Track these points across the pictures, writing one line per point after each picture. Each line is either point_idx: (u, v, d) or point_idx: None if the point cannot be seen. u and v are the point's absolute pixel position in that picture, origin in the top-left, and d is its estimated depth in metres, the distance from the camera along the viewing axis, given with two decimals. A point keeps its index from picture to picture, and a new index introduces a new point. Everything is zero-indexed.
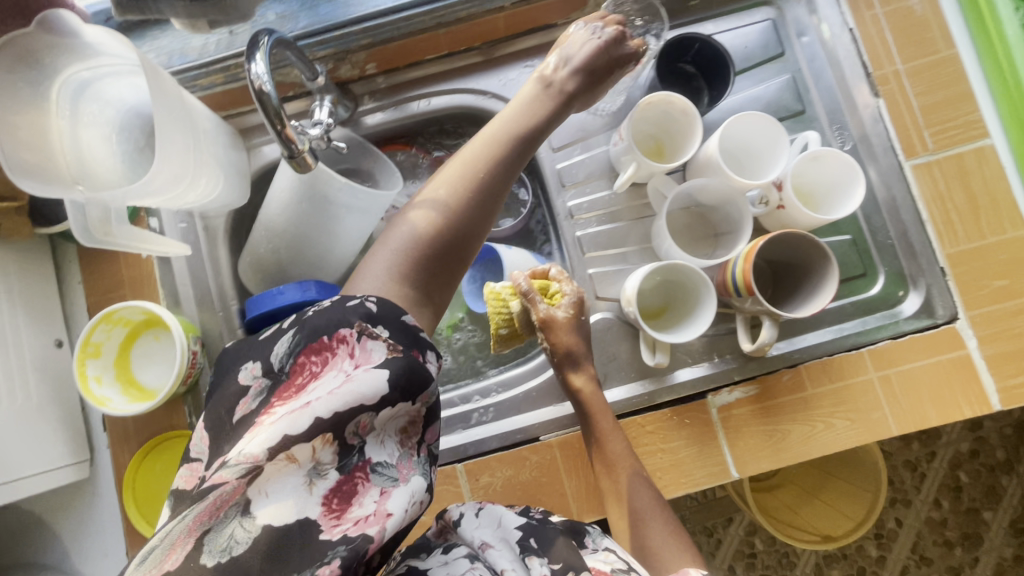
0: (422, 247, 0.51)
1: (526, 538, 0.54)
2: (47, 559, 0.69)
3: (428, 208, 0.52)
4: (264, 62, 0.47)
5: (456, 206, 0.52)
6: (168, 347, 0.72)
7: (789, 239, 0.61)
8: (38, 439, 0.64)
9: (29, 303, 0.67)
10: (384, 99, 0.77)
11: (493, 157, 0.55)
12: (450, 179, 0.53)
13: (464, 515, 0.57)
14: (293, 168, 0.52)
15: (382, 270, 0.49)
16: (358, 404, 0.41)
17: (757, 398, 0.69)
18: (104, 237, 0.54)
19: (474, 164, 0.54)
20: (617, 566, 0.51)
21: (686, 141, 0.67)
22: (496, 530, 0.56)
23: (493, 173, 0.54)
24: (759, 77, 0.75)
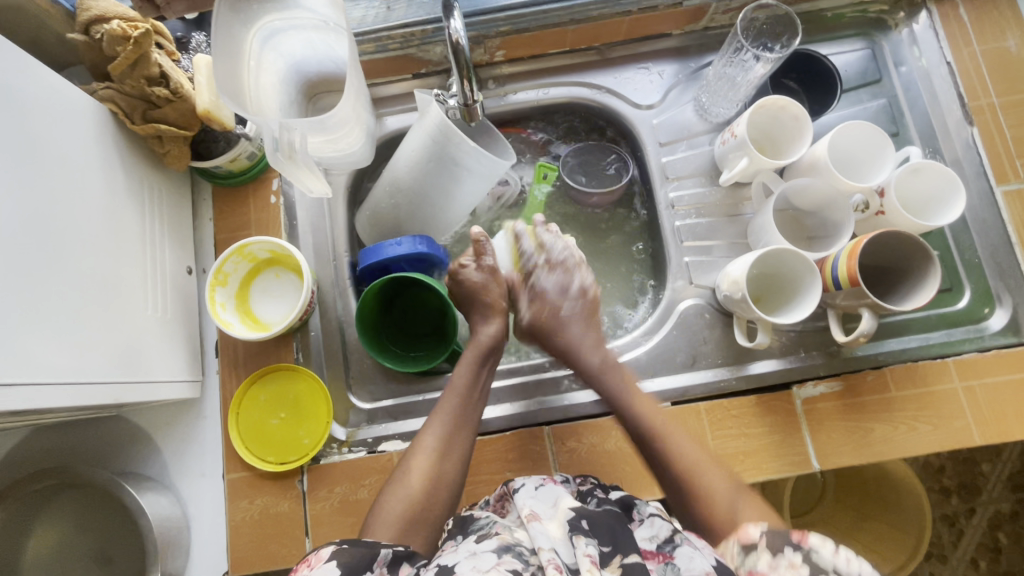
0: (408, 514, 0.57)
1: (577, 519, 0.51)
2: (146, 472, 0.72)
3: (428, 434, 0.63)
4: (461, 21, 0.59)
5: (421, 482, 0.60)
6: (288, 285, 0.77)
7: (894, 239, 0.65)
8: (170, 351, 0.69)
9: (172, 227, 0.73)
10: (504, 84, 0.83)
11: (448, 418, 0.65)
12: (427, 448, 0.62)
13: (523, 487, 0.57)
14: (464, 114, 0.69)
15: (383, 522, 0.57)
16: None
17: (842, 394, 0.71)
18: (287, 160, 0.61)
19: (436, 430, 0.64)
20: (662, 535, 0.51)
21: (794, 145, 0.72)
22: (549, 506, 0.54)
23: (448, 430, 0.64)
24: (857, 99, 0.80)
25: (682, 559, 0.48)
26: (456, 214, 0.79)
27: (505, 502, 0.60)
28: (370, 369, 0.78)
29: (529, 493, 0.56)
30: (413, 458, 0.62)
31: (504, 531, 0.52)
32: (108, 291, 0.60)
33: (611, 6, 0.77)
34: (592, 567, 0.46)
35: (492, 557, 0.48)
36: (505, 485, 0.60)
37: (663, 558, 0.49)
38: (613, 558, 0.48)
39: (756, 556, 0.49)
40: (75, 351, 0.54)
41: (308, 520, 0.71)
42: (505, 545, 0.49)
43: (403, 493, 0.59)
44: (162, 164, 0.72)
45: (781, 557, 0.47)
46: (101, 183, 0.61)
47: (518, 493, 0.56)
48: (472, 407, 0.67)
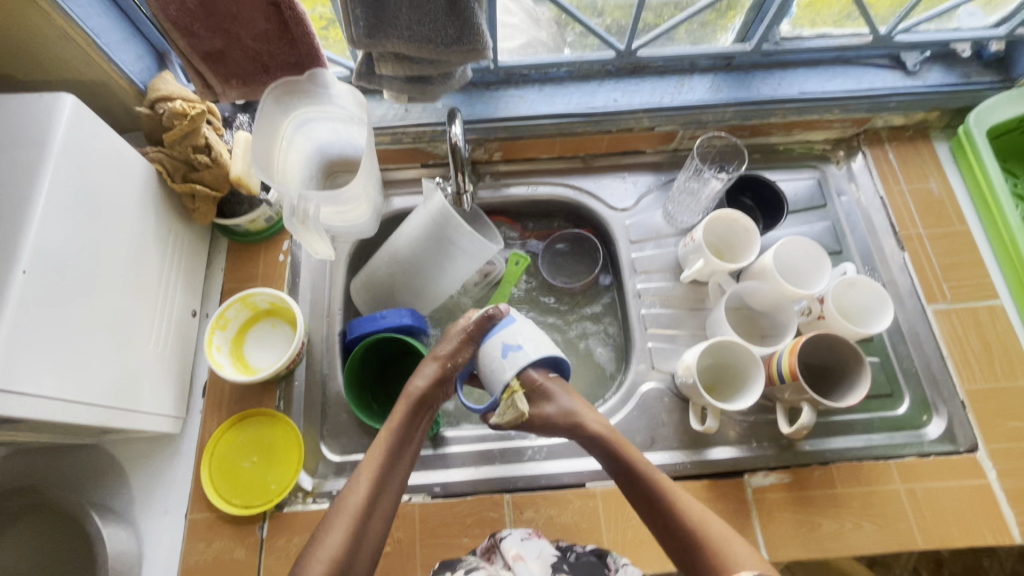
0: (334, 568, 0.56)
1: (561, 563, 0.58)
2: (111, 504, 0.74)
3: (363, 483, 0.62)
4: (461, 128, 0.72)
5: (350, 535, 0.58)
6: (281, 336, 0.83)
7: (827, 340, 0.72)
8: (161, 385, 0.73)
9: (186, 273, 0.81)
10: (499, 179, 0.96)
11: (382, 469, 0.63)
12: (352, 505, 0.60)
13: (510, 536, 0.62)
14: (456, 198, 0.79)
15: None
16: None
17: (790, 485, 0.75)
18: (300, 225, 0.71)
19: (370, 481, 0.62)
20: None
21: (746, 252, 0.82)
22: (536, 554, 0.59)
23: (382, 482, 0.62)
24: (804, 219, 0.91)
25: None
26: (443, 286, 0.88)
27: (491, 554, 0.63)
28: (344, 423, 0.82)
29: (515, 541, 0.61)
30: (336, 515, 0.59)
31: (490, 570, 0.58)
32: (115, 324, 0.65)
33: (593, 125, 0.89)
34: None
35: None
36: (493, 537, 0.64)
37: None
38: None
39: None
40: (73, 377, 0.58)
41: (262, 568, 0.71)
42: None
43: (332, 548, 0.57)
44: (190, 218, 0.81)
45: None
46: (133, 229, 0.69)
47: (506, 540, 0.61)
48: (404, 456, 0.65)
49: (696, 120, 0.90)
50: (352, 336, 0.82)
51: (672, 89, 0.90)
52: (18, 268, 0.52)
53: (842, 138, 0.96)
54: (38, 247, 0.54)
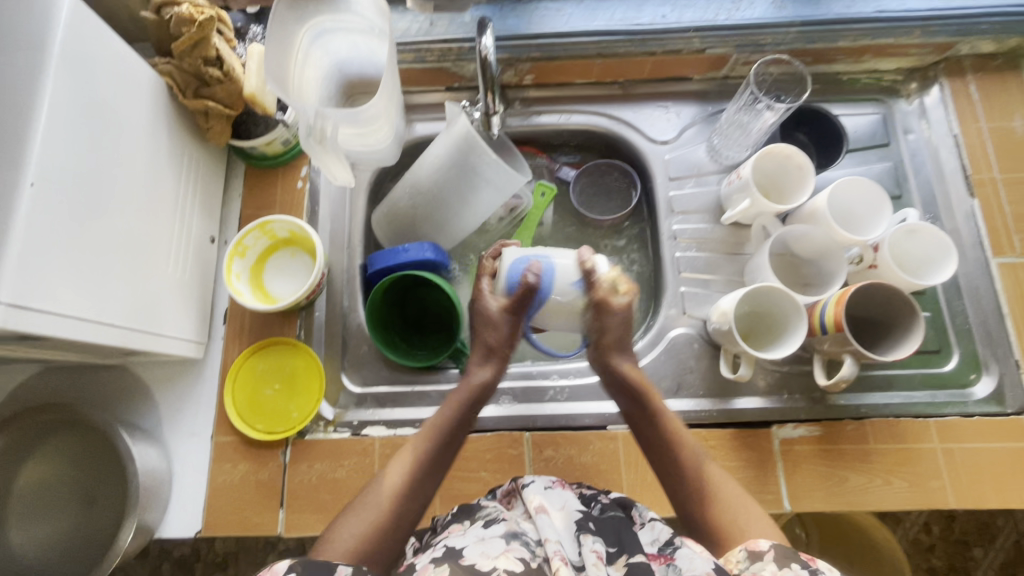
0: (361, 545, 0.53)
1: (585, 520, 0.56)
2: (140, 423, 0.75)
3: (403, 464, 0.59)
4: (491, 39, 0.65)
5: (382, 515, 0.55)
6: (301, 265, 0.81)
7: (879, 293, 0.67)
8: (182, 310, 0.72)
9: (203, 197, 0.78)
10: (530, 106, 0.88)
11: (425, 452, 0.60)
12: (393, 485, 0.57)
13: (532, 484, 0.59)
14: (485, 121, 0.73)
15: (335, 544, 0.53)
16: None
17: (820, 439, 0.72)
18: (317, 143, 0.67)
19: (411, 462, 0.59)
20: (663, 537, 0.54)
21: (797, 193, 0.75)
22: (557, 505, 0.57)
23: (424, 466, 0.60)
24: (864, 159, 0.83)
25: (683, 560, 0.51)
26: (468, 220, 0.83)
27: (512, 497, 0.62)
28: (365, 355, 0.81)
29: (538, 490, 0.58)
30: (375, 492, 0.57)
31: (512, 520, 0.56)
32: (132, 247, 0.63)
33: (637, 45, 0.81)
34: (598, 561, 0.51)
35: (501, 543, 0.52)
36: (514, 481, 0.62)
37: (665, 559, 0.52)
38: (618, 557, 0.52)
39: (761, 565, 0.49)
40: (92, 298, 0.57)
41: (285, 491, 0.73)
42: (512, 532, 0.54)
43: (362, 525, 0.54)
44: (204, 138, 0.77)
45: (787, 571, 0.48)
46: (144, 147, 0.65)
47: (528, 488, 0.59)
48: (452, 444, 0.62)
49: (754, 42, 0.80)
50: (372, 270, 0.79)
51: (729, 4, 0.81)
52: (26, 180, 0.50)
53: (918, 66, 0.85)
54: (44, 159, 0.51)
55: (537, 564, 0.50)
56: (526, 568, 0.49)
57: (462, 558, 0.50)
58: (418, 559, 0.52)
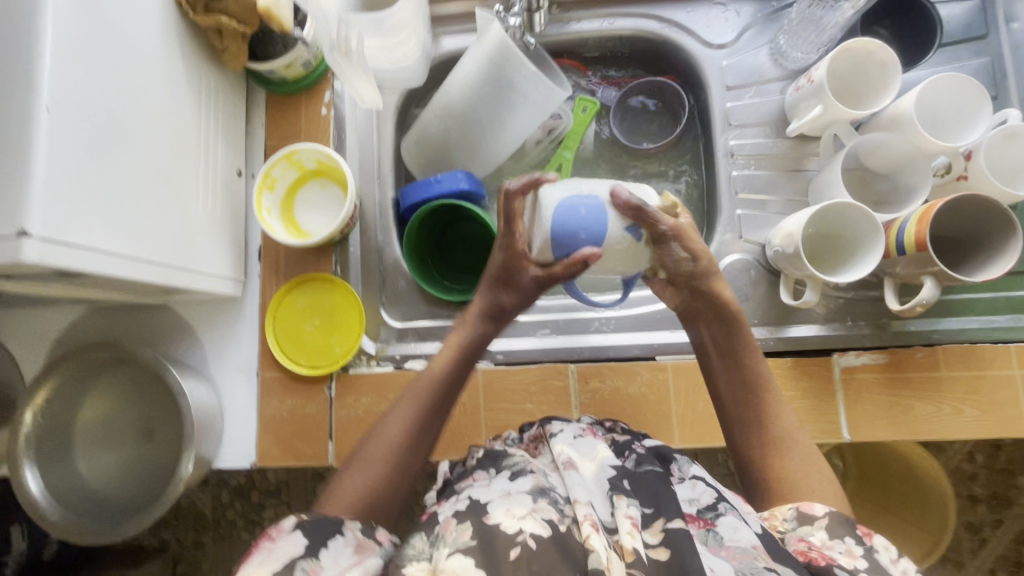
0: (372, 497, 0.51)
1: (619, 478, 0.48)
2: (187, 360, 0.76)
3: (404, 411, 0.56)
4: None
5: (388, 464, 0.53)
6: (332, 198, 0.77)
7: (965, 204, 0.60)
8: (216, 248, 0.71)
9: (226, 128, 0.74)
10: (568, 11, 0.79)
11: (425, 398, 0.57)
12: (393, 435, 0.55)
13: (561, 433, 0.55)
14: (523, 26, 0.73)
15: (352, 497, 0.51)
16: (292, 560, 0.43)
17: (886, 367, 0.68)
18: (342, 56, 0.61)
19: (414, 410, 0.56)
20: (704, 500, 0.48)
21: (878, 96, 0.66)
22: (590, 458, 0.51)
23: (426, 412, 0.57)
24: (955, 56, 0.72)
25: (726, 528, 0.45)
26: (504, 144, 0.78)
27: (540, 442, 0.58)
28: (403, 290, 0.79)
29: (567, 440, 0.54)
30: (376, 442, 0.55)
31: (539, 472, 0.50)
32: (158, 180, 0.60)
33: None
34: (634, 529, 0.44)
35: (527, 500, 0.46)
36: (542, 427, 0.59)
37: (705, 523, 0.46)
38: (654, 521, 0.45)
39: (810, 530, 0.46)
40: (125, 234, 0.55)
41: (333, 423, 0.74)
42: (540, 488, 0.48)
43: (370, 476, 0.52)
44: (221, 62, 0.72)
45: (839, 542, 0.45)
46: (161, 73, 0.61)
47: (556, 438, 0.54)
48: (452, 390, 0.59)
49: None
50: (407, 202, 0.75)
51: None
52: (41, 105, 0.46)
53: None
54: (55, 82, 0.47)
55: (566, 527, 0.44)
56: (554, 534, 0.43)
57: (488, 516, 0.45)
58: (440, 510, 0.48)
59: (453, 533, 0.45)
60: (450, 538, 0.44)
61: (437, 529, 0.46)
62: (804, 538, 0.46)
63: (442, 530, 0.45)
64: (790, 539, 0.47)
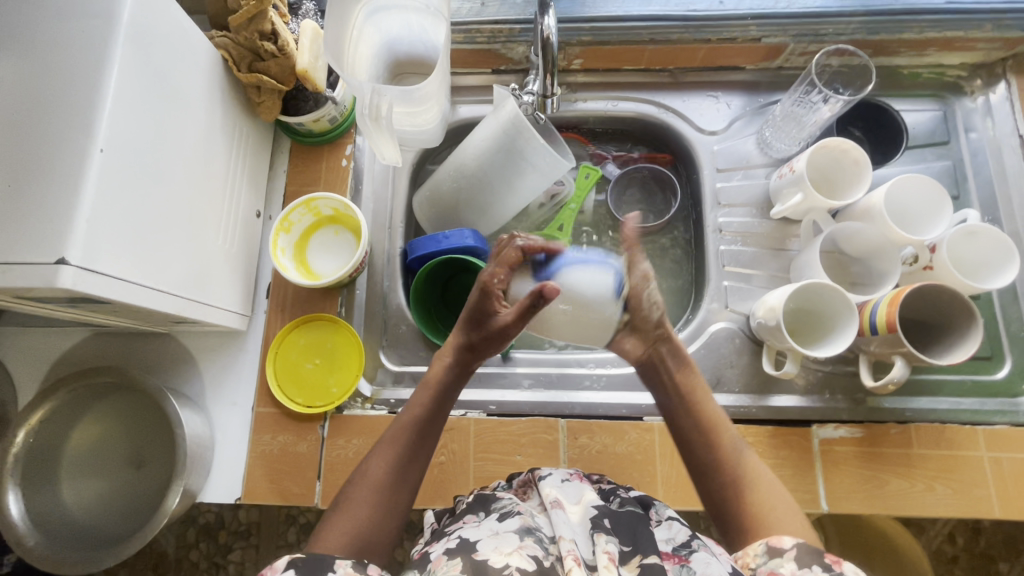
0: (362, 529, 0.53)
1: (600, 518, 0.50)
2: (185, 390, 0.77)
3: (386, 451, 0.58)
4: (554, 18, 0.65)
5: (375, 500, 0.54)
6: (344, 243, 0.81)
7: (923, 293, 0.65)
8: (229, 283, 0.74)
9: (252, 172, 0.79)
10: (576, 91, 0.87)
11: (409, 435, 0.59)
12: (375, 475, 0.56)
13: (549, 476, 0.57)
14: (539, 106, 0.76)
15: (341, 532, 0.52)
16: None
17: (862, 441, 0.71)
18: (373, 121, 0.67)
19: (397, 448, 0.58)
20: (679, 539, 0.51)
21: (853, 188, 0.73)
22: (574, 499, 0.53)
23: (411, 450, 0.58)
24: (921, 157, 0.80)
25: (699, 564, 0.47)
26: (511, 205, 0.83)
27: (529, 488, 0.59)
28: (404, 335, 0.82)
29: (555, 483, 0.56)
30: (360, 484, 0.56)
31: (526, 513, 0.52)
32: (186, 218, 0.64)
33: (691, 32, 0.80)
34: (610, 563, 0.45)
35: (513, 539, 0.47)
36: (531, 472, 0.60)
37: (680, 560, 0.48)
38: (633, 558, 0.47)
39: (780, 562, 0.48)
40: (148, 267, 0.57)
41: (322, 463, 0.74)
42: (526, 528, 0.49)
43: (359, 513, 0.53)
44: (255, 113, 0.78)
45: (808, 571, 0.46)
46: (201, 118, 0.66)
47: (544, 481, 0.56)
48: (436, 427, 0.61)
49: (812, 31, 0.78)
50: (415, 253, 0.80)
51: None
52: (95, 146, 0.51)
53: (984, 62, 0.82)
54: (111, 128, 0.52)
55: (550, 563, 0.46)
56: (538, 568, 0.45)
57: (476, 553, 0.46)
58: (433, 548, 0.50)
59: (443, 567, 0.46)
60: (440, 572, 0.45)
61: (429, 565, 0.47)
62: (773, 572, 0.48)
63: (433, 566, 0.46)
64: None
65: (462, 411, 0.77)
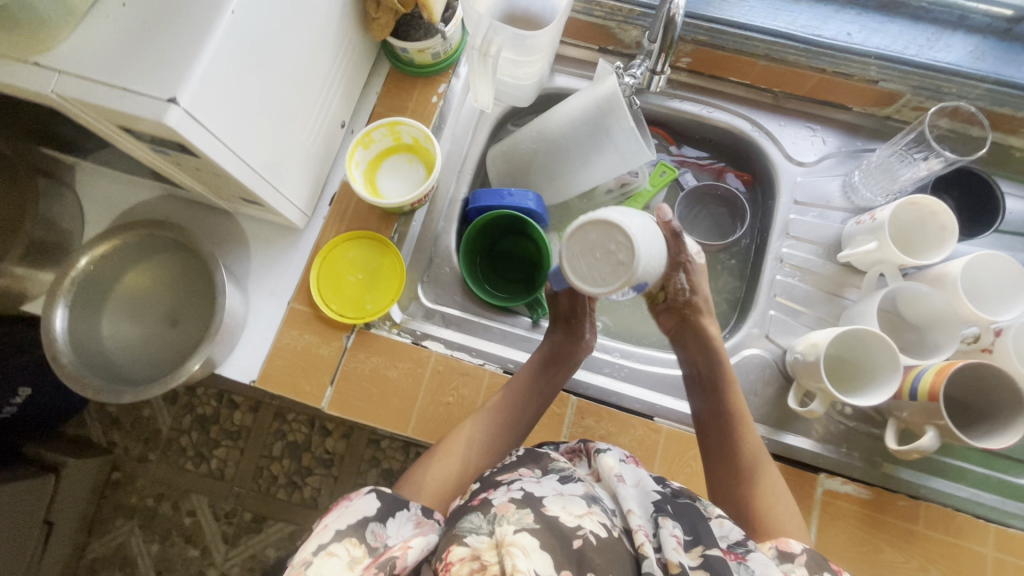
0: (444, 476, 0.61)
1: (663, 503, 0.51)
2: (233, 268, 0.81)
3: (481, 416, 0.67)
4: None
5: (462, 454, 0.63)
6: (414, 174, 0.84)
7: (971, 376, 0.64)
8: (301, 178, 0.77)
9: (347, 84, 0.81)
10: (675, 89, 0.87)
11: (503, 407, 0.68)
12: (468, 434, 0.65)
13: (608, 451, 0.56)
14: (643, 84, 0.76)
15: (428, 474, 0.61)
16: (363, 517, 0.50)
17: (867, 503, 0.69)
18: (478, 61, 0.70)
19: (490, 416, 0.67)
20: (735, 535, 0.49)
21: (931, 252, 0.71)
22: (635, 482, 0.53)
23: (503, 420, 0.67)
24: (1010, 244, 0.77)
25: (756, 563, 0.46)
26: (582, 180, 0.84)
27: (578, 456, 0.60)
28: (445, 276, 0.84)
29: (614, 458, 0.55)
30: (452, 437, 0.65)
31: (586, 482, 0.53)
32: (283, 104, 0.66)
33: (810, 57, 0.78)
34: (678, 547, 0.46)
35: (581, 502, 0.48)
36: (583, 443, 0.60)
37: (737, 557, 0.47)
38: (694, 546, 0.47)
39: (790, 566, 0.49)
40: (243, 138, 0.61)
41: (338, 371, 0.77)
42: (591, 495, 0.50)
43: (448, 463, 0.62)
44: (367, 28, 0.80)
45: None
46: (321, 17, 0.68)
47: (604, 454, 0.55)
48: (520, 413, 0.68)
49: (934, 87, 0.76)
50: (475, 202, 0.81)
51: (922, 41, 0.77)
52: (229, 8, 0.53)
53: None
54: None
55: (618, 533, 0.46)
56: (609, 535, 0.45)
57: (545, 508, 0.46)
58: (493, 496, 0.49)
59: (514, 514, 0.46)
60: (512, 517, 0.46)
61: (494, 509, 0.47)
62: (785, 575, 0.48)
63: (501, 511, 0.47)
64: None
65: (480, 361, 0.78)
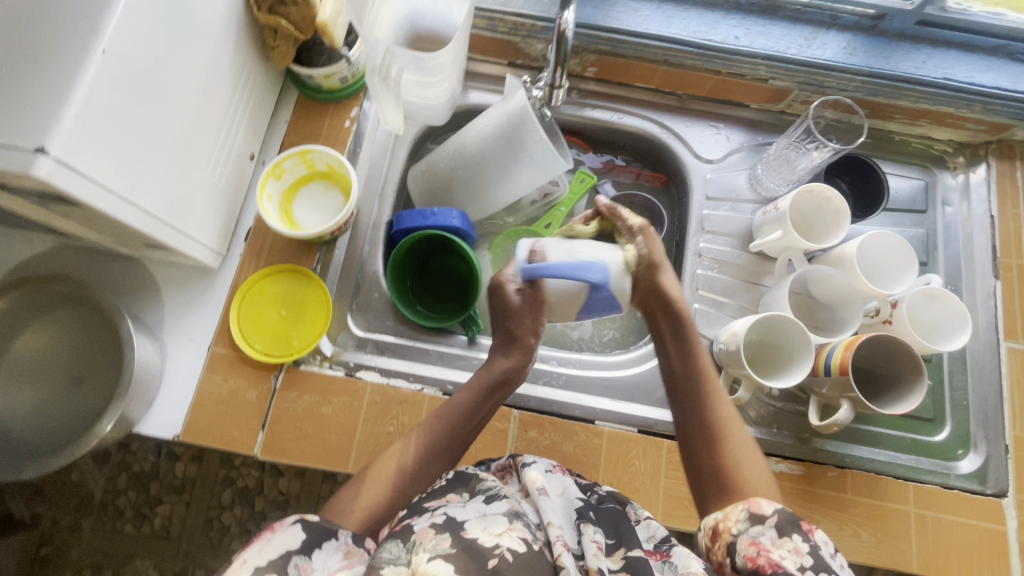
0: (371, 506, 0.55)
1: (586, 509, 0.52)
2: (144, 317, 0.76)
3: (415, 437, 0.62)
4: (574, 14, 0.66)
5: (390, 480, 0.58)
6: (332, 201, 0.81)
7: (876, 346, 0.68)
8: (211, 217, 0.73)
9: (252, 114, 0.78)
10: (586, 98, 0.89)
11: (442, 429, 0.62)
12: (398, 460, 0.59)
13: (535, 463, 0.56)
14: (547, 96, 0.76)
15: (351, 502, 0.56)
16: (286, 551, 0.47)
17: (800, 478, 0.73)
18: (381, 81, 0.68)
19: (427, 436, 0.62)
20: (659, 535, 0.52)
21: (830, 236, 0.76)
22: (560, 493, 0.53)
23: (441, 442, 0.62)
24: (899, 220, 0.83)
25: (681, 557, 0.48)
26: (504, 193, 0.84)
27: (509, 473, 0.59)
28: (374, 302, 0.82)
29: (540, 469, 0.55)
30: (381, 464, 0.59)
31: (512, 498, 0.52)
32: (177, 142, 0.63)
33: (704, 60, 0.82)
34: (598, 552, 0.47)
35: (503, 521, 0.48)
36: (513, 458, 0.60)
37: (662, 556, 0.49)
38: (615, 550, 0.48)
39: (761, 528, 0.49)
40: (133, 184, 0.57)
41: (269, 414, 0.73)
42: (515, 511, 0.50)
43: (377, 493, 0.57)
44: (268, 57, 0.78)
45: (788, 541, 0.48)
46: (212, 51, 0.66)
47: (529, 467, 0.55)
48: (457, 434, 0.63)
49: (817, 81, 0.82)
50: (398, 225, 0.80)
51: (802, 39, 0.82)
52: (97, 48, 0.50)
53: (970, 143, 0.87)
54: (116, 37, 0.51)
55: (540, 547, 0.46)
56: (529, 550, 0.45)
57: (465, 531, 0.46)
58: (416, 521, 0.48)
59: (431, 540, 0.45)
60: (428, 544, 0.45)
61: (413, 536, 0.46)
62: (755, 541, 0.49)
63: (419, 539, 0.46)
64: (742, 543, 0.49)
65: (418, 386, 0.77)
